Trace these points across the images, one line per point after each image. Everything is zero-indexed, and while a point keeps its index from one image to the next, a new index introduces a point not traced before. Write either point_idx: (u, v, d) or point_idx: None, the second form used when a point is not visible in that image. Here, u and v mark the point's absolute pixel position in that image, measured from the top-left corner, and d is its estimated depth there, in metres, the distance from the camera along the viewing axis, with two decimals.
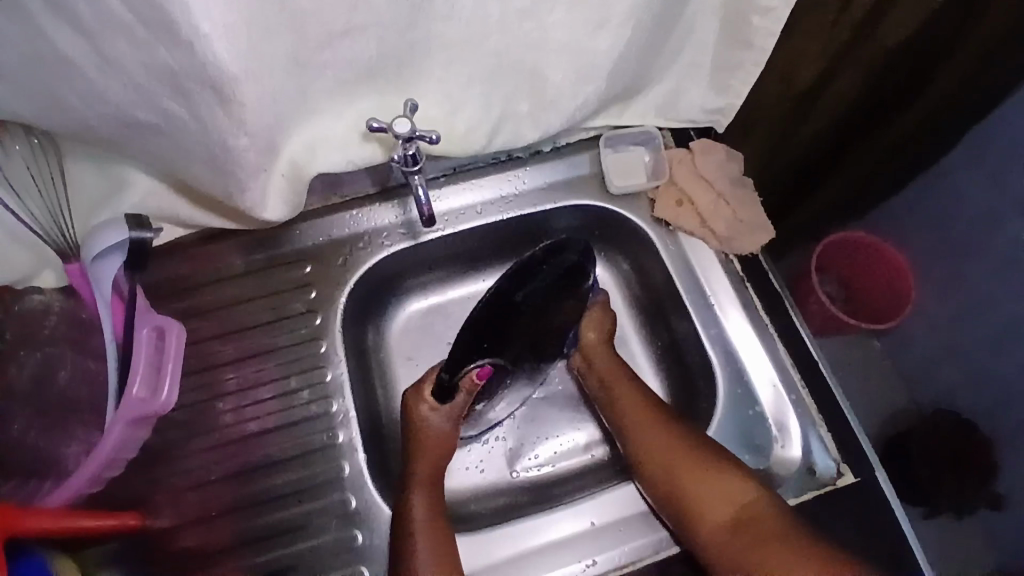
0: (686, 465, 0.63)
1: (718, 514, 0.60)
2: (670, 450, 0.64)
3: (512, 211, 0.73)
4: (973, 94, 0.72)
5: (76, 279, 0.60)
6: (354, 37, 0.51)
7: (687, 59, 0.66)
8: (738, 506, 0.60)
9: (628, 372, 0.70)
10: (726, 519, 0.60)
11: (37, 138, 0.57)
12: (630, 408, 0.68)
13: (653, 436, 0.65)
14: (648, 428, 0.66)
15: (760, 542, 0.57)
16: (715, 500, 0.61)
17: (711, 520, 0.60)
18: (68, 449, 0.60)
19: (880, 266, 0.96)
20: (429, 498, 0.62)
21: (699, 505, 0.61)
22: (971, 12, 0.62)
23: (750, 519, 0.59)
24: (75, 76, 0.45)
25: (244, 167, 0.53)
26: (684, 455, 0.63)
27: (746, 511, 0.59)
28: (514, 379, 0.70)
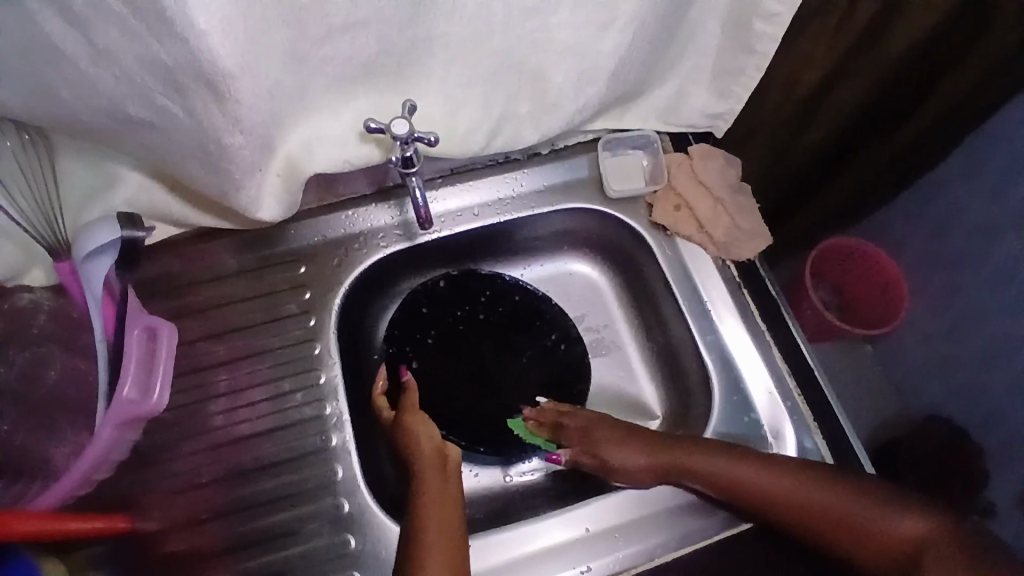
0: (849, 508, 0.59)
1: (893, 552, 0.58)
2: (831, 500, 0.59)
3: (509, 214, 0.73)
4: (967, 107, 0.74)
5: (66, 277, 0.60)
6: (353, 36, 0.50)
7: (690, 63, 0.65)
8: (909, 537, 0.57)
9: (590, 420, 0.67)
10: (893, 557, 0.57)
11: (29, 134, 0.56)
12: (756, 479, 0.60)
13: (800, 492, 0.59)
14: (792, 484, 0.60)
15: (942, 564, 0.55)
16: (888, 534, 0.58)
17: (883, 560, 0.58)
18: (55, 450, 0.59)
19: (873, 272, 0.97)
20: (439, 500, 0.59)
21: (869, 542, 0.58)
22: (972, 26, 0.64)
23: (923, 553, 0.56)
24: (67, 69, 0.44)
25: (238, 164, 0.52)
26: (838, 501, 0.59)
27: (916, 541, 0.57)
28: (458, 334, 0.74)
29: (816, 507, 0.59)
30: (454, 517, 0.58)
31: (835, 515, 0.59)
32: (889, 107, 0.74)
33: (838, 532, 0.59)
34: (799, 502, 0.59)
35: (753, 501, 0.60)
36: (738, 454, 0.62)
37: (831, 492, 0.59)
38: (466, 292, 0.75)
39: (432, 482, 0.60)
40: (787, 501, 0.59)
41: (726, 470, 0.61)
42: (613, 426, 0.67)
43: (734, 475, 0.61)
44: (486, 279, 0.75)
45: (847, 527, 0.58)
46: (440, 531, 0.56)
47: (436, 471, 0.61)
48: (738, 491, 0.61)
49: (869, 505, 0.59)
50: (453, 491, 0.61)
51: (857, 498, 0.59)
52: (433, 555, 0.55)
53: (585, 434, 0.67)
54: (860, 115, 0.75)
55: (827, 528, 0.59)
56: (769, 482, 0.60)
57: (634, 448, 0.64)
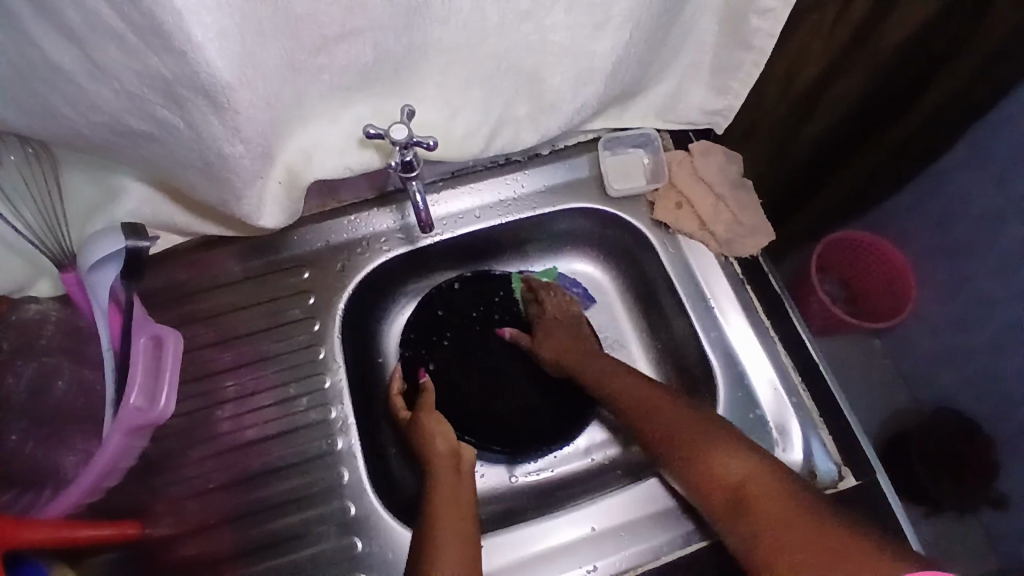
0: (703, 434, 0.58)
1: (720, 488, 0.55)
2: (717, 439, 0.57)
3: (510, 215, 0.73)
4: (968, 103, 0.73)
5: (72, 287, 0.60)
6: (350, 43, 0.50)
7: (687, 60, 0.65)
8: (741, 478, 0.54)
9: (562, 309, 0.73)
10: (725, 495, 0.54)
11: (33, 147, 0.56)
12: (663, 397, 0.63)
13: (683, 422, 0.60)
14: (672, 403, 0.62)
15: (758, 513, 0.51)
16: (720, 466, 0.55)
17: (712, 492, 0.55)
18: (65, 459, 0.59)
19: (881, 265, 0.96)
20: (452, 497, 0.60)
21: (713, 482, 0.55)
22: (970, 21, 0.63)
23: (750, 494, 0.53)
24: (68, 85, 0.45)
25: (239, 173, 0.52)
26: (715, 441, 0.57)
27: (744, 483, 0.54)
28: (475, 336, 0.75)
29: (680, 426, 0.59)
30: (466, 514, 0.59)
31: (681, 437, 0.59)
32: (890, 100, 0.74)
33: (687, 460, 0.57)
34: (661, 418, 0.61)
35: (648, 419, 0.62)
36: (644, 380, 0.65)
37: (688, 416, 0.60)
38: (480, 293, 0.76)
39: (444, 477, 0.62)
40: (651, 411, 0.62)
41: (628, 385, 0.65)
42: (570, 326, 0.72)
43: (637, 394, 0.64)
44: (500, 280, 0.76)
45: (690, 448, 0.58)
46: (452, 527, 0.57)
47: (449, 467, 0.63)
48: (639, 409, 0.63)
49: (738, 449, 0.56)
50: (467, 489, 0.61)
51: (732, 438, 0.57)
52: (447, 546, 0.55)
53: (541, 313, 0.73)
54: (861, 108, 0.75)
55: (669, 447, 0.59)
56: (671, 410, 0.61)
57: (558, 344, 0.70)
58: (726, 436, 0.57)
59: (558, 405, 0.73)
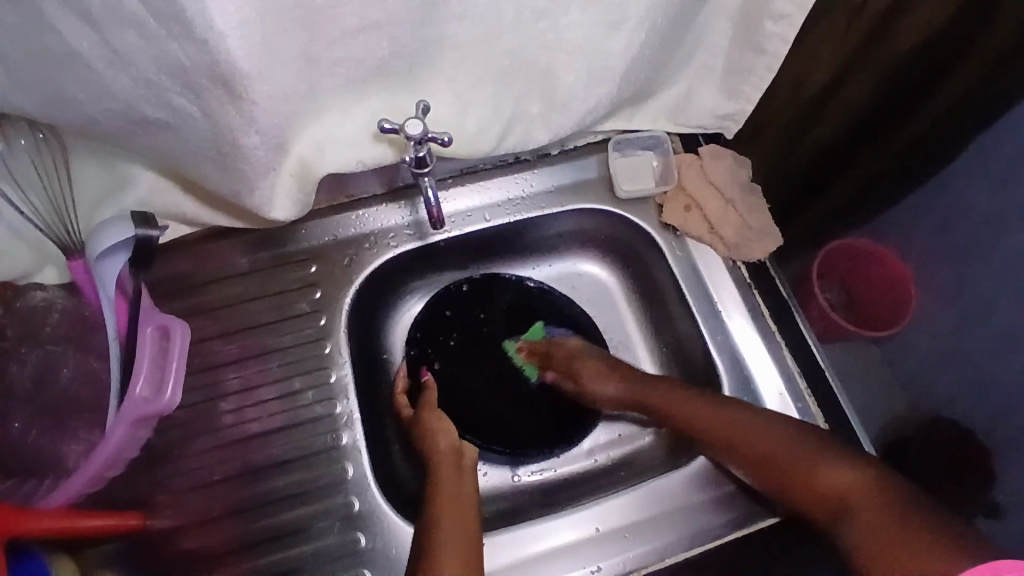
0: (785, 452, 0.59)
1: (822, 498, 0.57)
2: (804, 457, 0.58)
3: (519, 214, 0.73)
4: (974, 105, 0.74)
5: (79, 275, 0.60)
6: (367, 36, 0.50)
7: (699, 63, 0.65)
8: (842, 487, 0.56)
9: (581, 348, 0.71)
10: (824, 504, 0.56)
11: (42, 132, 0.55)
12: (729, 413, 0.61)
13: (748, 434, 0.60)
14: (735, 416, 0.61)
15: (868, 521, 0.54)
16: (816, 481, 0.57)
17: (811, 504, 0.57)
18: (68, 449, 0.59)
19: (881, 273, 0.98)
20: (455, 501, 0.59)
21: (809, 493, 0.57)
22: (978, 22, 0.64)
23: (852, 501, 0.55)
24: (84, 71, 0.44)
25: (253, 164, 0.52)
26: (797, 456, 0.58)
27: (846, 492, 0.56)
28: (481, 337, 0.75)
29: (752, 442, 0.60)
30: (468, 519, 0.58)
31: (766, 455, 0.59)
32: (898, 106, 0.74)
33: (776, 475, 0.59)
34: (730, 435, 0.61)
35: (720, 442, 0.61)
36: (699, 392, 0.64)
37: (765, 429, 0.60)
38: (487, 294, 0.75)
39: (447, 480, 0.61)
40: (713, 428, 0.62)
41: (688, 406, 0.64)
42: (600, 357, 0.70)
43: (699, 416, 0.62)
44: (506, 281, 0.76)
45: (777, 465, 0.59)
46: (454, 531, 0.56)
47: (455, 470, 0.62)
48: (703, 432, 0.62)
49: (827, 458, 0.57)
50: (471, 492, 0.61)
51: (815, 449, 0.58)
52: (448, 551, 0.54)
53: (568, 360, 0.70)
54: (869, 114, 0.75)
55: (750, 463, 0.60)
56: (744, 432, 0.60)
57: (611, 377, 0.68)
58: (808, 448, 0.58)
59: (562, 408, 0.73)
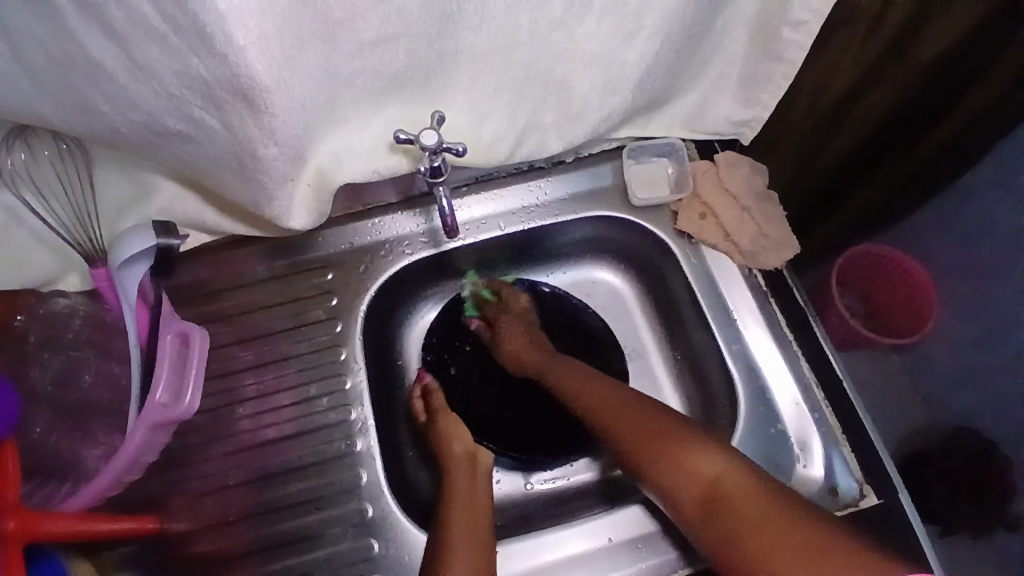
0: (665, 437, 0.58)
1: (694, 489, 0.55)
2: (679, 441, 0.57)
3: (533, 222, 0.73)
4: (993, 121, 0.73)
5: (102, 283, 0.61)
6: (384, 48, 0.51)
7: (716, 71, 0.65)
8: (715, 478, 0.54)
9: (525, 311, 0.74)
10: (698, 497, 0.55)
11: (65, 143, 0.57)
12: (613, 393, 0.64)
13: (636, 420, 0.61)
14: (626, 402, 0.62)
15: (737, 516, 0.52)
16: (690, 467, 0.56)
17: (682, 495, 0.56)
18: (89, 452, 0.60)
19: (901, 280, 0.95)
20: (468, 501, 0.60)
21: (682, 481, 0.56)
22: (999, 37, 0.63)
23: (720, 492, 0.54)
24: (108, 83, 0.45)
25: (270, 174, 0.53)
26: (685, 442, 0.57)
27: (720, 483, 0.54)
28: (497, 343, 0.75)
29: (637, 425, 0.60)
30: (481, 519, 0.59)
31: (648, 439, 0.59)
32: (917, 116, 0.73)
33: (654, 461, 0.58)
34: (618, 417, 0.62)
35: (602, 417, 0.63)
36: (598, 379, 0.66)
37: (649, 416, 0.60)
38: (502, 300, 0.76)
39: (461, 481, 0.62)
40: (599, 408, 0.63)
41: (579, 382, 0.66)
42: (529, 325, 0.72)
43: (590, 393, 0.64)
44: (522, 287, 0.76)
45: (659, 452, 0.58)
46: (467, 530, 0.57)
47: (466, 472, 0.63)
48: (594, 409, 0.64)
49: (703, 446, 0.57)
50: (484, 492, 0.62)
51: (693, 436, 0.58)
52: (460, 547, 0.55)
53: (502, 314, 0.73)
54: (887, 123, 0.75)
55: (628, 447, 0.60)
56: (624, 407, 0.62)
57: (521, 345, 0.70)
58: (685, 436, 0.58)
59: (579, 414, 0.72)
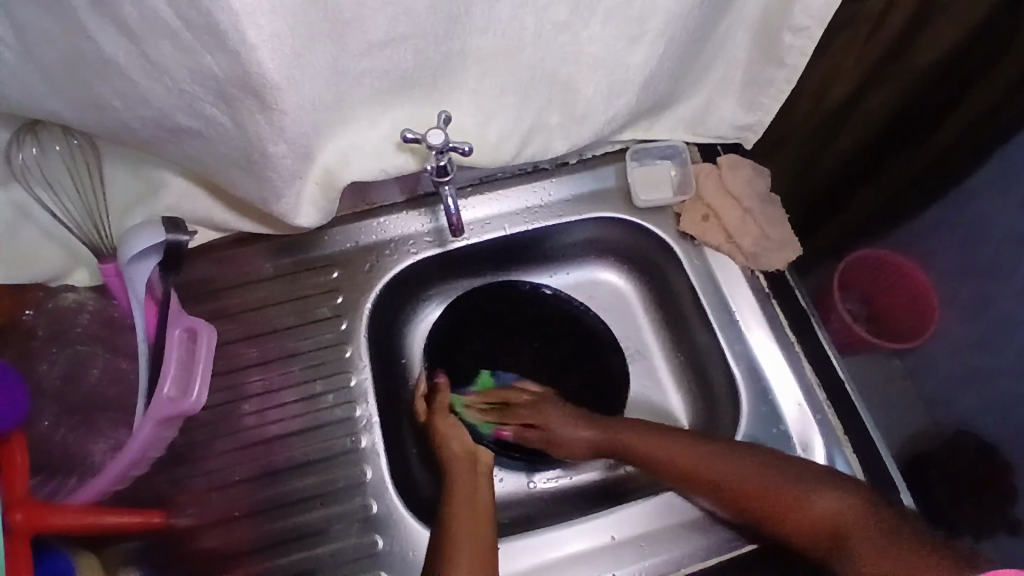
0: (763, 481, 0.59)
1: (812, 527, 0.57)
2: (788, 480, 0.59)
3: (537, 222, 0.74)
4: (995, 124, 0.73)
5: (111, 278, 0.61)
6: (392, 49, 0.51)
7: (718, 74, 0.66)
8: (828, 517, 0.56)
9: (529, 395, 0.72)
10: (822, 537, 0.56)
11: (76, 139, 0.58)
12: (691, 453, 0.62)
13: (723, 469, 0.61)
14: (705, 453, 0.62)
15: (861, 551, 0.53)
16: (806, 510, 0.57)
17: (807, 537, 0.57)
18: (96, 445, 0.61)
19: (903, 283, 0.96)
20: (473, 497, 0.60)
21: (803, 522, 0.57)
22: (998, 38, 0.64)
23: (842, 529, 0.55)
24: (122, 80, 0.46)
25: (280, 172, 0.53)
26: (783, 483, 0.58)
27: (841, 522, 0.55)
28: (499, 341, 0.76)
29: (723, 479, 0.60)
30: (484, 518, 0.59)
31: (747, 488, 0.59)
32: (918, 118, 0.74)
33: (759, 507, 0.59)
34: (701, 471, 0.61)
35: (691, 479, 0.62)
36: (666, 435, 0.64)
37: (734, 462, 0.61)
38: (505, 300, 0.75)
39: (463, 477, 0.62)
40: (683, 468, 0.62)
41: (648, 446, 0.64)
42: (558, 403, 0.70)
43: (671, 458, 0.63)
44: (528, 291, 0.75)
45: (757, 498, 0.59)
46: (469, 526, 0.58)
47: (466, 465, 0.63)
48: (676, 472, 0.63)
49: (818, 484, 0.58)
50: (489, 488, 0.62)
51: (801, 475, 0.59)
52: (462, 543, 0.57)
53: (527, 409, 0.70)
54: (888, 125, 0.75)
55: (727, 500, 0.61)
56: (708, 459, 0.62)
57: (578, 423, 0.68)
58: (796, 475, 0.59)
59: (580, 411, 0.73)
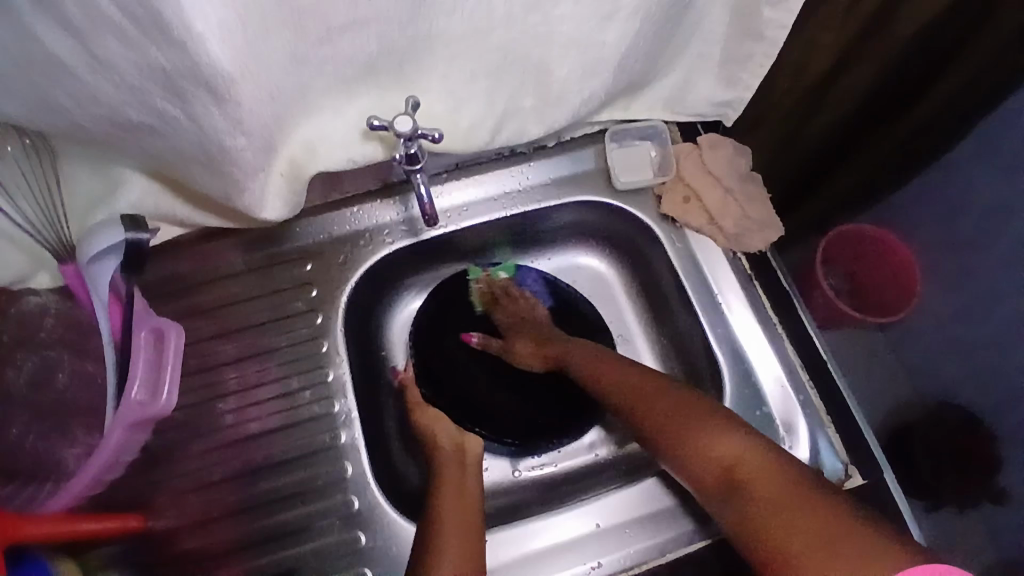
0: (685, 409, 0.58)
1: (715, 466, 0.54)
2: (713, 422, 0.56)
3: (515, 207, 0.72)
4: (977, 97, 0.72)
5: (72, 280, 0.59)
6: (354, 33, 0.49)
7: (697, 52, 0.64)
8: (733, 457, 0.53)
9: (527, 300, 0.74)
10: (720, 474, 0.53)
11: (30, 138, 0.55)
12: (644, 385, 0.61)
13: (658, 396, 0.60)
14: (643, 380, 0.62)
15: (755, 493, 0.50)
16: (713, 445, 0.54)
17: (703, 471, 0.54)
18: (67, 453, 0.59)
19: (883, 257, 0.96)
20: (459, 490, 0.60)
21: (706, 457, 0.54)
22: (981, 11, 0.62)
23: (744, 473, 0.52)
24: (65, 77, 0.43)
25: (242, 166, 0.51)
26: (705, 418, 0.56)
27: (746, 464, 0.52)
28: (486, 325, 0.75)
29: (655, 402, 0.60)
30: (469, 507, 0.58)
31: (672, 415, 0.58)
32: (900, 93, 0.72)
33: (674, 435, 0.57)
34: (642, 397, 0.61)
35: (636, 409, 0.61)
36: (616, 360, 0.65)
37: (668, 392, 0.60)
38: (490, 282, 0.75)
39: (450, 469, 0.61)
40: (625, 390, 0.62)
41: (609, 372, 0.64)
42: (542, 325, 0.73)
43: (625, 381, 0.63)
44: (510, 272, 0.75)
45: (676, 426, 0.57)
46: (454, 516, 0.57)
47: (454, 461, 0.62)
48: (629, 396, 0.62)
49: (729, 425, 0.55)
50: (475, 480, 0.61)
51: (726, 418, 0.56)
52: (448, 528, 0.56)
53: (515, 312, 0.73)
54: (870, 101, 0.74)
55: (654, 425, 0.59)
56: (660, 395, 0.60)
57: (535, 338, 0.71)
58: (718, 417, 0.56)
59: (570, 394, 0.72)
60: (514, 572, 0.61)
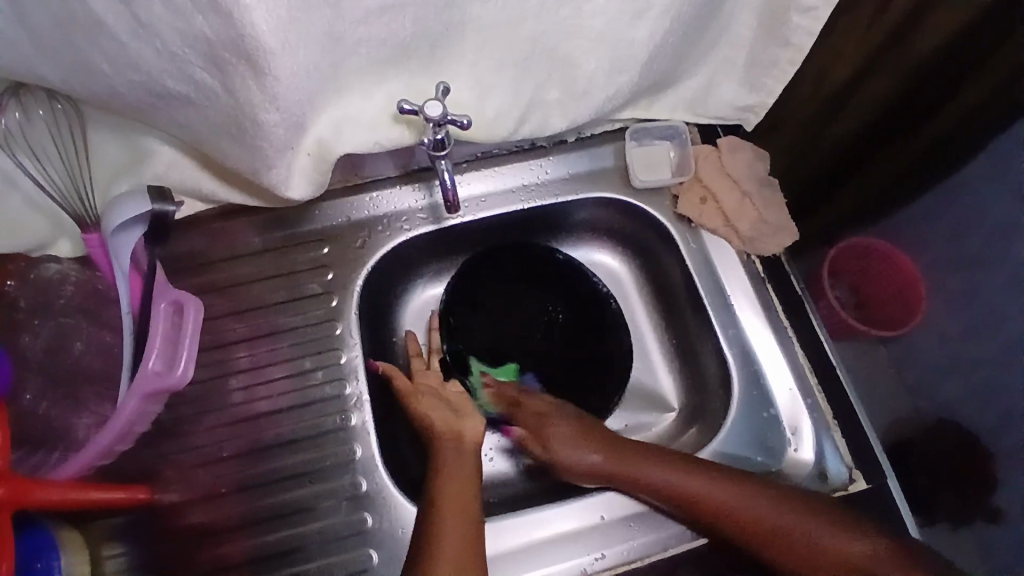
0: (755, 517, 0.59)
1: (811, 557, 0.58)
2: (770, 509, 0.59)
3: (534, 200, 0.72)
4: (989, 116, 0.72)
5: (94, 249, 0.59)
6: (389, 16, 0.50)
7: (722, 54, 0.65)
8: (821, 547, 0.58)
9: (548, 404, 0.68)
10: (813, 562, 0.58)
11: (61, 104, 0.56)
12: (694, 490, 0.61)
13: (710, 500, 0.60)
14: (685, 484, 0.61)
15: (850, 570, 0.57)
16: (798, 543, 0.58)
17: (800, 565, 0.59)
18: (79, 421, 0.59)
19: (889, 271, 0.98)
20: (463, 482, 0.59)
21: (796, 554, 0.58)
22: (1003, 25, 0.63)
23: (838, 558, 0.57)
24: (108, 40, 0.44)
25: (272, 142, 0.52)
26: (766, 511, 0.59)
27: (836, 553, 0.57)
28: (517, 302, 0.75)
29: (718, 510, 0.60)
30: (469, 495, 0.59)
31: (740, 522, 0.59)
32: (915, 106, 0.73)
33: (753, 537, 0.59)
34: (700, 507, 0.60)
35: (694, 513, 0.61)
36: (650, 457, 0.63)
37: (717, 489, 0.60)
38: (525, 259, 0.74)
39: (449, 459, 0.61)
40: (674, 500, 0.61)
41: (654, 477, 0.62)
42: (566, 418, 0.67)
43: (671, 492, 0.61)
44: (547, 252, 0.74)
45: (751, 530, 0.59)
46: (457, 511, 0.57)
47: (452, 446, 0.62)
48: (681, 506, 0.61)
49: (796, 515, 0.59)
50: (476, 469, 0.61)
51: (783, 503, 0.59)
52: (450, 518, 0.56)
53: (542, 417, 0.67)
54: (888, 112, 0.75)
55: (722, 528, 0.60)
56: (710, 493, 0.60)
57: (579, 445, 0.65)
58: (770, 497, 0.60)
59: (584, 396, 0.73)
60: (518, 559, 0.61)
